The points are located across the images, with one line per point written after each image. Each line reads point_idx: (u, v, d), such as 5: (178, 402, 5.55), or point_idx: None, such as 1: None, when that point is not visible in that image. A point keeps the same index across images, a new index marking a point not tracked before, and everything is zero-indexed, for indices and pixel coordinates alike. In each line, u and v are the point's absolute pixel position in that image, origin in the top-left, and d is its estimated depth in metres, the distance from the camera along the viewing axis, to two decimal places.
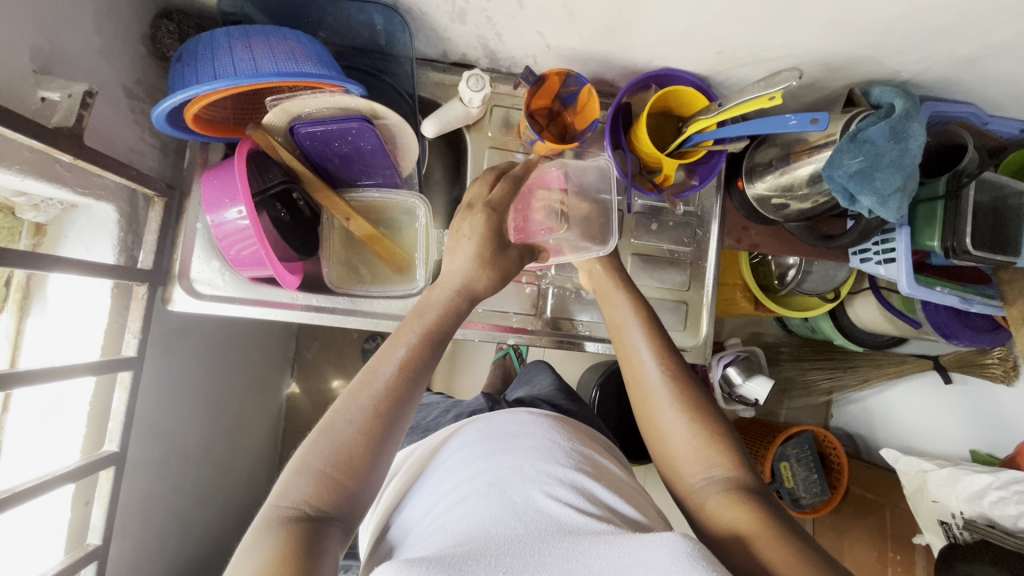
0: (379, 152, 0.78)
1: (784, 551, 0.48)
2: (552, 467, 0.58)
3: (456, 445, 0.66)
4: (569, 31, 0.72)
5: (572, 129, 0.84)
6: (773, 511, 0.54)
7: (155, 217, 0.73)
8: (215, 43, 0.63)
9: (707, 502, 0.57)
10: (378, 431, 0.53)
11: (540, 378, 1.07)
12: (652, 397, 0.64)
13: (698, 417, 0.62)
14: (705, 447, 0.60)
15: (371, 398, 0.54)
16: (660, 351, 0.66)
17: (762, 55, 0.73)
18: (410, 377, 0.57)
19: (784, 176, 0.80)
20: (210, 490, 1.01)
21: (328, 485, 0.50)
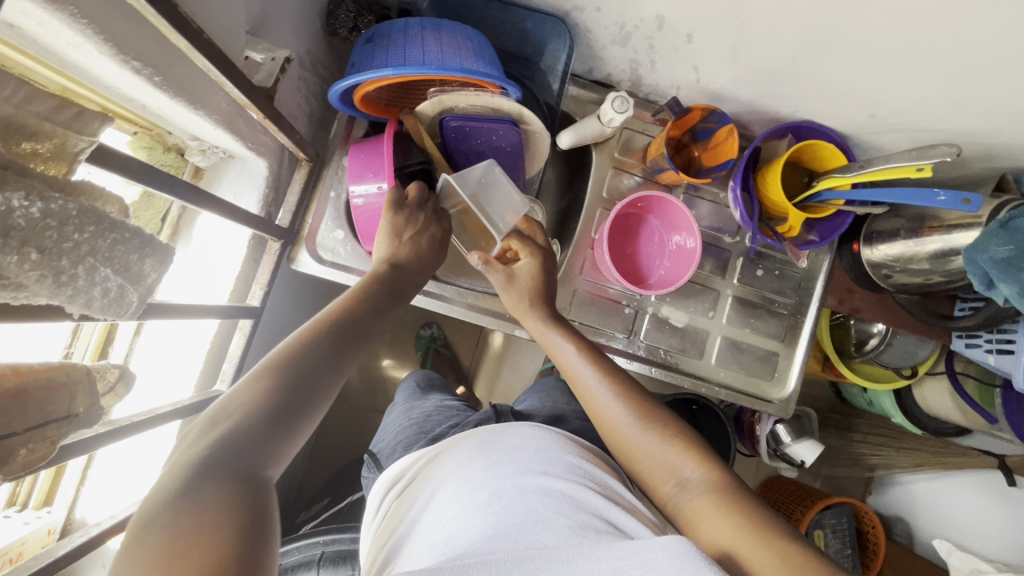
0: (515, 154, 0.82)
1: (763, 552, 0.49)
2: (554, 481, 0.59)
3: (455, 454, 0.66)
4: (726, 70, 0.73)
5: (697, 163, 0.86)
6: (752, 508, 0.54)
7: (299, 179, 0.77)
8: (408, 30, 0.67)
9: (685, 506, 0.58)
10: (291, 385, 0.49)
11: (552, 391, 1.06)
12: (611, 422, 0.65)
13: (654, 423, 0.63)
14: (668, 454, 0.62)
15: (293, 367, 0.50)
16: (609, 378, 0.68)
17: (916, 125, 0.72)
18: (330, 350, 0.54)
19: (907, 249, 0.79)
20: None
21: (253, 434, 0.43)
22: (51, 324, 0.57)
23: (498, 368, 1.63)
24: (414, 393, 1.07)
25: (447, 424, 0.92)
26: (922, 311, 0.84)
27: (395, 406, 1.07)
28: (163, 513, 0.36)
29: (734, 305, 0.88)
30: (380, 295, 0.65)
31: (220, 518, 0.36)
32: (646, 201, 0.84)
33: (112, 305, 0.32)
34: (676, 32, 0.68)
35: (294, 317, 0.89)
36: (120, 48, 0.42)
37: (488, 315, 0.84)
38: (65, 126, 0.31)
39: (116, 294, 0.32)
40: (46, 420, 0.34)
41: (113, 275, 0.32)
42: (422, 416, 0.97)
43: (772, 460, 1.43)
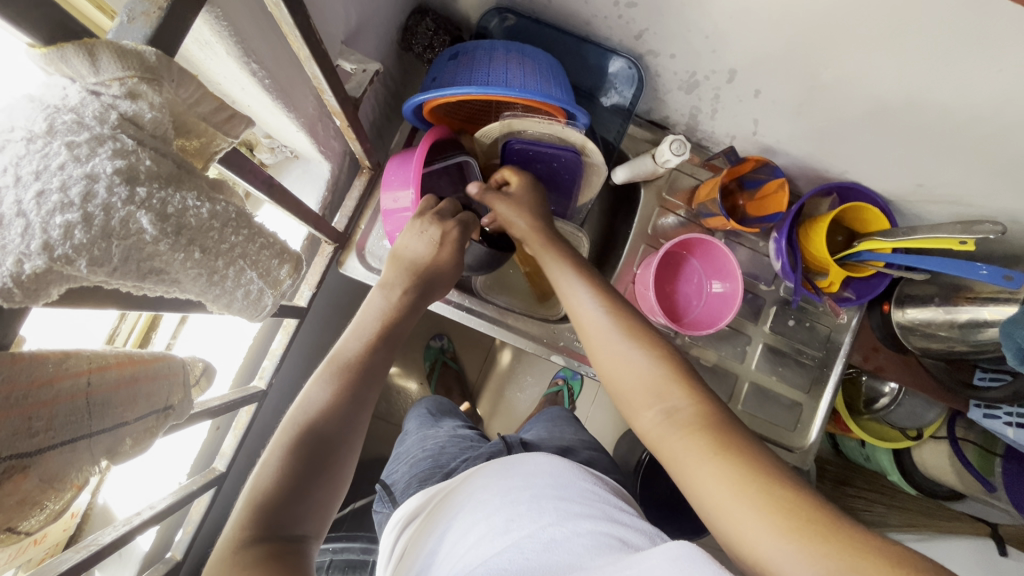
0: (570, 183, 0.83)
1: (751, 504, 0.47)
2: (570, 508, 0.60)
3: (471, 488, 0.68)
4: (785, 127, 0.76)
5: (742, 211, 0.88)
6: (739, 442, 0.52)
7: (358, 185, 0.78)
8: (493, 53, 0.70)
9: (668, 435, 0.55)
10: (323, 426, 0.52)
11: (563, 424, 1.06)
12: (606, 347, 0.63)
13: (646, 346, 0.61)
14: (659, 379, 0.58)
15: (315, 433, 0.51)
16: (613, 309, 0.64)
17: (960, 199, 0.76)
18: (356, 392, 0.56)
19: (937, 314, 0.82)
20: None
21: (282, 480, 0.47)
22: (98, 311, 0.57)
23: (504, 387, 1.63)
24: (426, 421, 1.08)
25: (463, 458, 0.92)
26: (947, 377, 0.86)
27: (408, 435, 1.07)
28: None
29: (764, 353, 0.90)
30: (392, 335, 0.62)
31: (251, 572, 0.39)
32: (691, 243, 0.86)
33: (250, 308, 0.33)
34: (745, 86, 0.71)
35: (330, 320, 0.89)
36: (246, 51, 0.43)
37: (525, 337, 0.85)
38: (217, 127, 0.31)
39: (255, 298, 0.34)
40: (150, 410, 0.34)
41: (257, 279, 0.32)
42: (436, 448, 0.97)
43: None
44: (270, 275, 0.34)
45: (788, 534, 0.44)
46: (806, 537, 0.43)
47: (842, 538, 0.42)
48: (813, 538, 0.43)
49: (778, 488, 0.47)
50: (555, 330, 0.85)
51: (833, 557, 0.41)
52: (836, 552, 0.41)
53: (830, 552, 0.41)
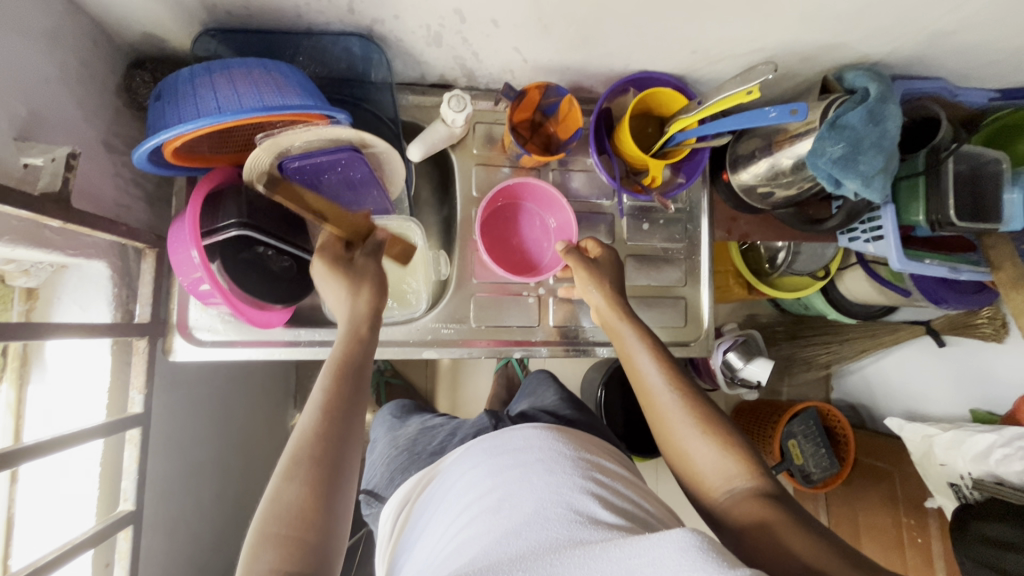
0: (369, 180, 0.78)
1: (806, 543, 0.52)
2: (561, 485, 0.61)
3: (457, 469, 0.70)
4: (545, 45, 0.72)
5: (556, 139, 0.85)
6: (797, 518, 0.55)
7: (148, 267, 0.72)
8: (195, 77, 0.61)
9: (730, 511, 0.59)
10: (303, 514, 0.48)
11: (542, 391, 1.09)
12: (674, 420, 0.64)
13: (711, 431, 0.63)
14: (726, 458, 0.61)
15: (292, 503, 0.49)
16: (680, 387, 0.66)
17: (737, 51, 0.74)
18: (325, 467, 0.51)
19: (771, 165, 0.81)
20: (235, 524, 0.98)
21: (283, 553, 0.46)
22: None
23: (455, 381, 1.62)
24: (394, 422, 1.08)
25: (439, 437, 0.94)
26: (798, 220, 0.86)
27: (377, 443, 1.06)
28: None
29: (631, 264, 0.89)
30: (344, 388, 0.58)
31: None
32: (512, 189, 0.85)
33: None
34: (480, 20, 0.67)
35: (199, 402, 0.84)
36: None
37: (392, 346, 0.82)
38: None
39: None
40: None
41: None
42: (409, 441, 0.98)
43: (730, 388, 1.59)
44: None
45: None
46: None
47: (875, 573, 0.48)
48: None
49: (823, 547, 0.52)
50: (422, 326, 0.83)
51: None
52: None
53: None
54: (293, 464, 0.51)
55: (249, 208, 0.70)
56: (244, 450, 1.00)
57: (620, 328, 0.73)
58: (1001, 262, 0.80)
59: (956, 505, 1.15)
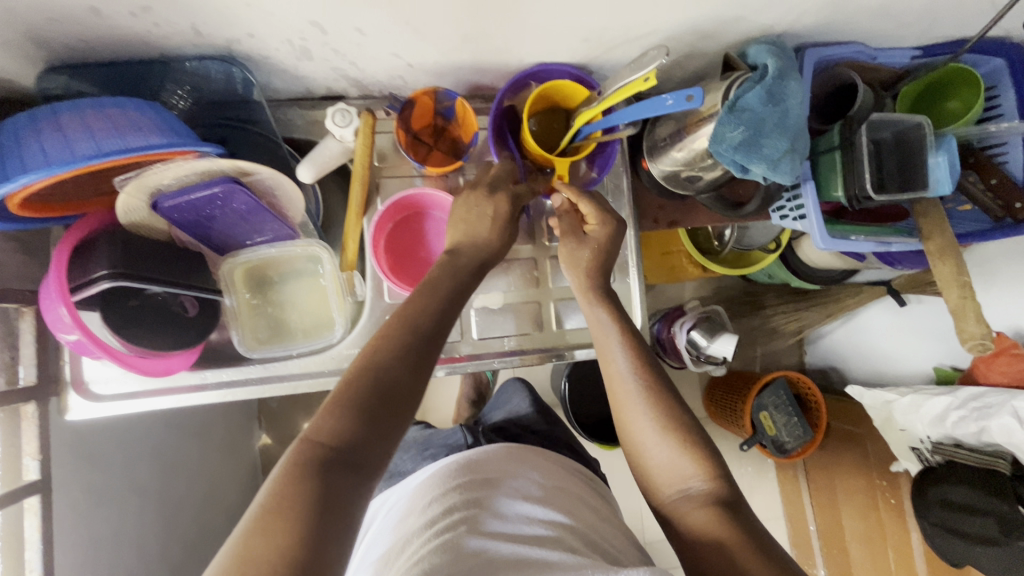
0: (257, 209, 0.73)
1: (752, 554, 0.52)
2: (523, 507, 0.64)
3: (416, 488, 0.70)
4: (425, 47, 0.67)
5: (462, 142, 0.81)
6: (749, 528, 0.56)
7: (29, 326, 0.68)
8: (20, 127, 0.56)
9: (682, 512, 0.60)
10: (396, 391, 0.52)
11: (517, 400, 1.06)
12: (639, 420, 0.64)
13: (671, 428, 0.63)
14: (684, 458, 0.61)
15: (388, 384, 0.52)
16: (650, 385, 0.65)
17: (634, 33, 0.69)
18: (411, 372, 0.54)
19: (687, 150, 0.77)
20: (187, 564, 0.96)
21: (347, 422, 0.49)
22: None
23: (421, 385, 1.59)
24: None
25: (406, 458, 0.93)
26: (722, 205, 0.82)
27: None
28: (281, 501, 0.43)
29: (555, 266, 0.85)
30: (434, 298, 0.60)
31: (294, 513, 0.43)
32: (417, 199, 0.81)
33: None
34: (345, 30, 0.62)
35: (117, 452, 0.81)
36: None
37: (307, 380, 0.79)
38: None
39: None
40: None
41: None
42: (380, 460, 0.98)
43: (698, 366, 1.57)
44: None
45: None
46: None
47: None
48: None
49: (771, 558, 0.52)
50: (338, 354, 0.80)
51: None
52: None
53: None
54: (391, 363, 0.53)
55: (128, 257, 0.65)
56: (187, 490, 0.97)
57: (591, 313, 0.71)
58: (931, 232, 0.76)
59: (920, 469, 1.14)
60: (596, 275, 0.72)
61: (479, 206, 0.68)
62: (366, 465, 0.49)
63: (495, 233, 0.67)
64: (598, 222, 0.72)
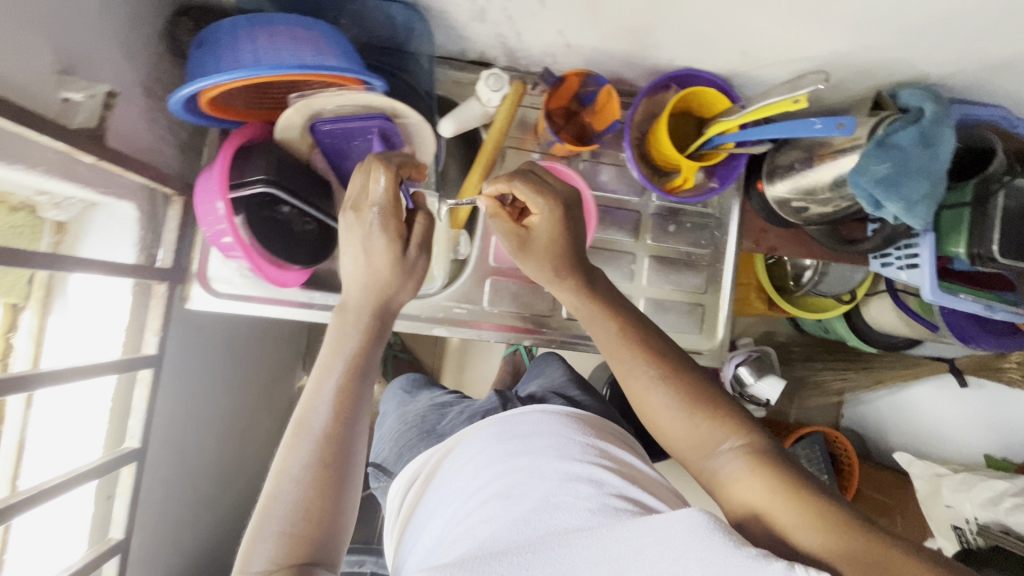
0: (397, 150, 0.78)
1: (796, 511, 0.49)
2: (569, 464, 0.60)
3: (467, 450, 0.69)
4: (591, 30, 0.71)
5: (591, 129, 0.84)
6: (790, 473, 0.53)
7: (175, 214, 0.73)
8: (237, 30, 0.61)
9: (722, 475, 0.56)
10: (329, 485, 0.55)
11: (549, 372, 1.05)
12: (655, 403, 0.61)
13: (695, 400, 0.60)
14: (711, 423, 0.59)
15: (299, 501, 0.53)
16: (658, 361, 0.63)
17: (791, 55, 0.71)
18: (330, 455, 0.56)
19: (808, 180, 0.79)
20: (235, 474, 1.01)
21: (293, 542, 0.52)
22: None
23: (463, 361, 1.63)
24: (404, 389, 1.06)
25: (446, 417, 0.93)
26: (832, 239, 0.83)
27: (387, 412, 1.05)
28: None
29: (652, 265, 0.88)
30: (369, 347, 0.61)
31: None
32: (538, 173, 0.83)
33: None
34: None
35: (210, 351, 0.86)
36: None
37: (404, 320, 0.83)
38: None
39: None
40: None
41: None
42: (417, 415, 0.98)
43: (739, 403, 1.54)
44: None
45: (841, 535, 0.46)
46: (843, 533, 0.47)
47: (882, 538, 0.46)
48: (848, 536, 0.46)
49: (817, 500, 0.50)
50: (435, 303, 0.83)
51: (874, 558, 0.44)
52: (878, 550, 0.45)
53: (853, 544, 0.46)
54: (309, 460, 0.55)
55: (278, 167, 0.70)
56: (247, 404, 1.01)
57: (567, 295, 0.69)
58: None
59: (956, 550, 1.10)
60: (568, 267, 0.68)
61: (363, 239, 0.61)
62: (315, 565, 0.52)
63: (394, 255, 0.61)
64: (545, 210, 0.65)
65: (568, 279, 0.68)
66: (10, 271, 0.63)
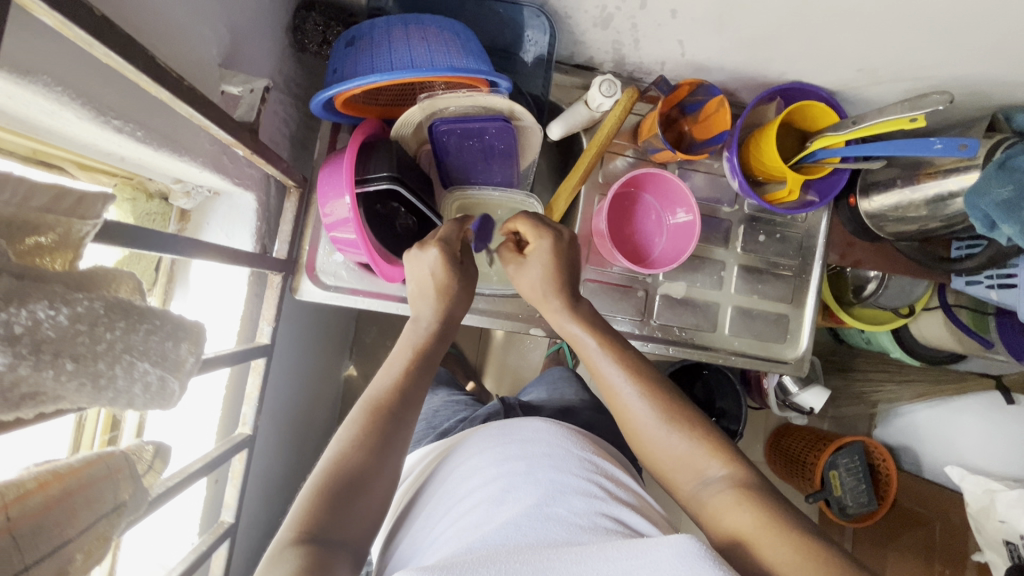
0: (507, 152, 0.78)
1: (788, 550, 0.45)
2: (565, 479, 0.55)
3: (467, 453, 0.63)
4: (712, 41, 0.71)
5: (689, 137, 0.85)
6: (779, 510, 0.50)
7: (290, 207, 0.73)
8: (389, 29, 0.61)
9: (707, 504, 0.54)
10: (371, 444, 0.53)
11: (561, 384, 0.95)
12: (646, 432, 0.59)
13: (681, 422, 0.58)
14: (694, 448, 0.57)
15: (355, 469, 0.51)
16: (648, 386, 0.61)
17: (906, 74, 0.72)
18: (381, 437, 0.54)
19: (903, 197, 0.78)
20: (304, 464, 1.00)
21: (318, 505, 0.48)
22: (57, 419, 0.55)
23: (505, 359, 1.52)
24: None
25: (457, 417, 0.84)
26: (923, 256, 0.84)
27: None
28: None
29: (741, 274, 0.88)
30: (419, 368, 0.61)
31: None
32: (639, 179, 0.83)
33: (155, 397, 0.36)
34: (659, 8, 0.67)
35: (299, 341, 0.86)
36: (99, 108, 0.40)
37: (502, 318, 0.83)
38: (68, 214, 0.30)
39: (156, 387, 0.36)
40: (96, 517, 0.33)
41: (153, 367, 0.35)
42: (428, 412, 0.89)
43: (779, 410, 1.44)
44: (169, 360, 0.37)
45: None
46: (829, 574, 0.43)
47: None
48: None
49: (806, 539, 0.46)
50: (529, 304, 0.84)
51: None
52: None
53: None
54: (350, 432, 0.54)
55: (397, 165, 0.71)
56: (317, 394, 1.00)
57: (559, 318, 0.67)
58: None
59: (1007, 565, 1.11)
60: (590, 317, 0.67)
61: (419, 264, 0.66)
62: (336, 538, 0.47)
63: (446, 278, 0.66)
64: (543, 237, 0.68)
65: (555, 300, 0.67)
66: (142, 257, 0.64)
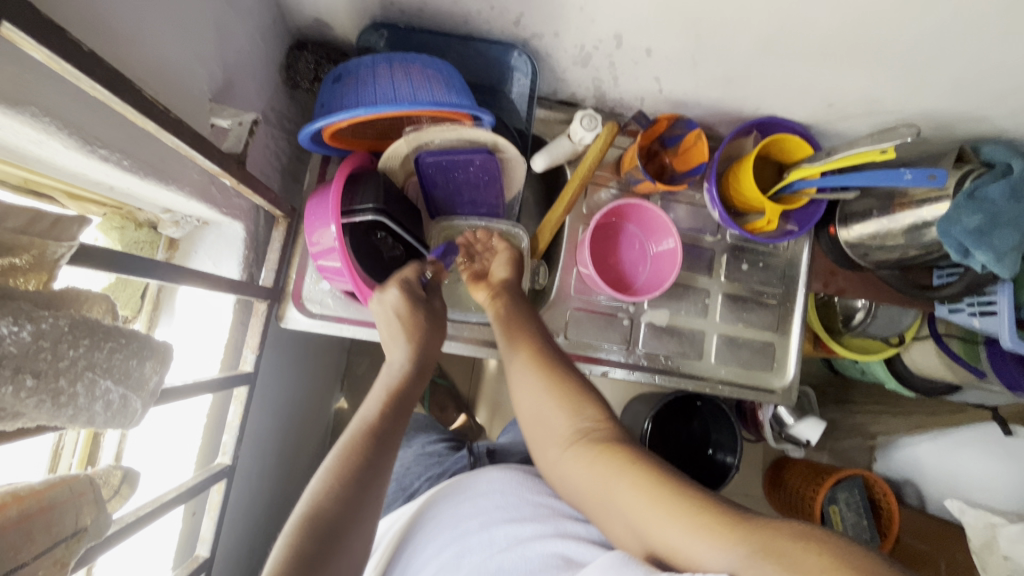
0: (492, 183, 0.81)
1: (676, 513, 0.47)
2: (515, 528, 0.57)
3: (429, 512, 0.64)
4: (687, 77, 0.75)
5: (670, 169, 0.87)
6: (649, 463, 0.52)
7: (277, 236, 0.75)
8: (376, 67, 0.64)
9: (583, 472, 0.56)
10: (351, 495, 0.52)
11: None
12: (528, 393, 0.62)
13: (549, 378, 0.62)
14: (566, 405, 0.60)
15: (328, 513, 0.50)
16: (536, 362, 0.64)
17: (875, 108, 0.75)
18: (358, 485, 0.52)
19: (881, 226, 0.80)
20: (287, 499, 0.98)
21: (292, 558, 0.46)
22: (30, 449, 0.54)
23: (498, 392, 1.50)
24: None
25: (428, 475, 0.83)
26: (904, 284, 0.84)
27: None
28: None
29: (725, 302, 0.89)
30: (396, 410, 0.60)
31: None
32: (623, 210, 0.86)
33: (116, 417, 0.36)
34: (634, 47, 0.70)
35: (284, 371, 0.86)
36: (85, 138, 0.41)
37: (487, 346, 0.82)
38: (43, 235, 0.31)
39: (119, 406, 0.37)
40: (52, 544, 0.33)
41: (114, 384, 0.36)
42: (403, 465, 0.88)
43: (776, 443, 1.41)
44: (133, 376, 0.38)
45: (721, 537, 0.43)
46: (714, 529, 0.44)
47: (752, 522, 0.44)
48: (723, 532, 0.44)
49: (693, 496, 0.48)
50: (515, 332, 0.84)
51: (756, 548, 0.41)
52: (752, 545, 0.42)
53: (738, 539, 0.43)
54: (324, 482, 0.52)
55: (385, 196, 0.73)
56: (301, 425, 0.98)
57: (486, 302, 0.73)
58: None
59: None
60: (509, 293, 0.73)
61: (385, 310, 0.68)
62: None
63: (414, 313, 0.68)
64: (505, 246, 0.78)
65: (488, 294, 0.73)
66: (127, 282, 0.64)
